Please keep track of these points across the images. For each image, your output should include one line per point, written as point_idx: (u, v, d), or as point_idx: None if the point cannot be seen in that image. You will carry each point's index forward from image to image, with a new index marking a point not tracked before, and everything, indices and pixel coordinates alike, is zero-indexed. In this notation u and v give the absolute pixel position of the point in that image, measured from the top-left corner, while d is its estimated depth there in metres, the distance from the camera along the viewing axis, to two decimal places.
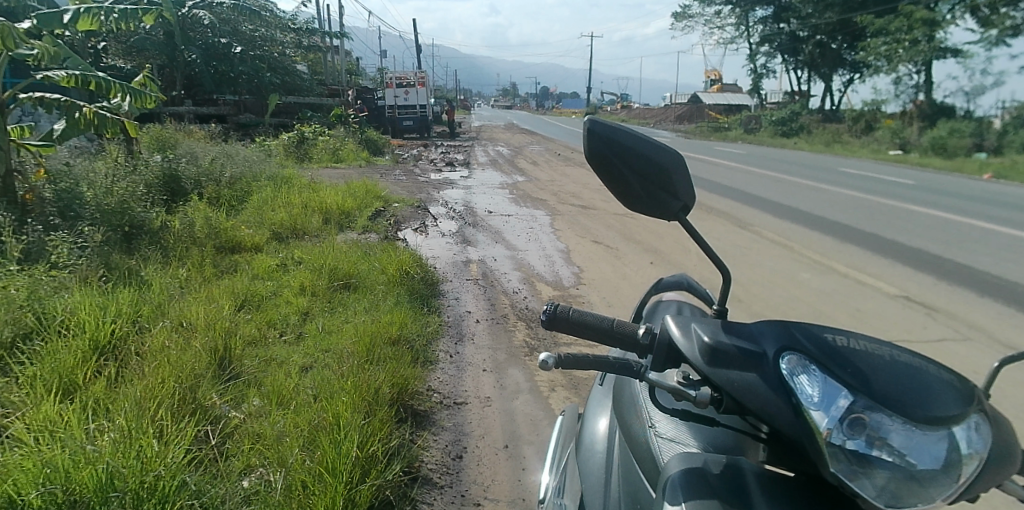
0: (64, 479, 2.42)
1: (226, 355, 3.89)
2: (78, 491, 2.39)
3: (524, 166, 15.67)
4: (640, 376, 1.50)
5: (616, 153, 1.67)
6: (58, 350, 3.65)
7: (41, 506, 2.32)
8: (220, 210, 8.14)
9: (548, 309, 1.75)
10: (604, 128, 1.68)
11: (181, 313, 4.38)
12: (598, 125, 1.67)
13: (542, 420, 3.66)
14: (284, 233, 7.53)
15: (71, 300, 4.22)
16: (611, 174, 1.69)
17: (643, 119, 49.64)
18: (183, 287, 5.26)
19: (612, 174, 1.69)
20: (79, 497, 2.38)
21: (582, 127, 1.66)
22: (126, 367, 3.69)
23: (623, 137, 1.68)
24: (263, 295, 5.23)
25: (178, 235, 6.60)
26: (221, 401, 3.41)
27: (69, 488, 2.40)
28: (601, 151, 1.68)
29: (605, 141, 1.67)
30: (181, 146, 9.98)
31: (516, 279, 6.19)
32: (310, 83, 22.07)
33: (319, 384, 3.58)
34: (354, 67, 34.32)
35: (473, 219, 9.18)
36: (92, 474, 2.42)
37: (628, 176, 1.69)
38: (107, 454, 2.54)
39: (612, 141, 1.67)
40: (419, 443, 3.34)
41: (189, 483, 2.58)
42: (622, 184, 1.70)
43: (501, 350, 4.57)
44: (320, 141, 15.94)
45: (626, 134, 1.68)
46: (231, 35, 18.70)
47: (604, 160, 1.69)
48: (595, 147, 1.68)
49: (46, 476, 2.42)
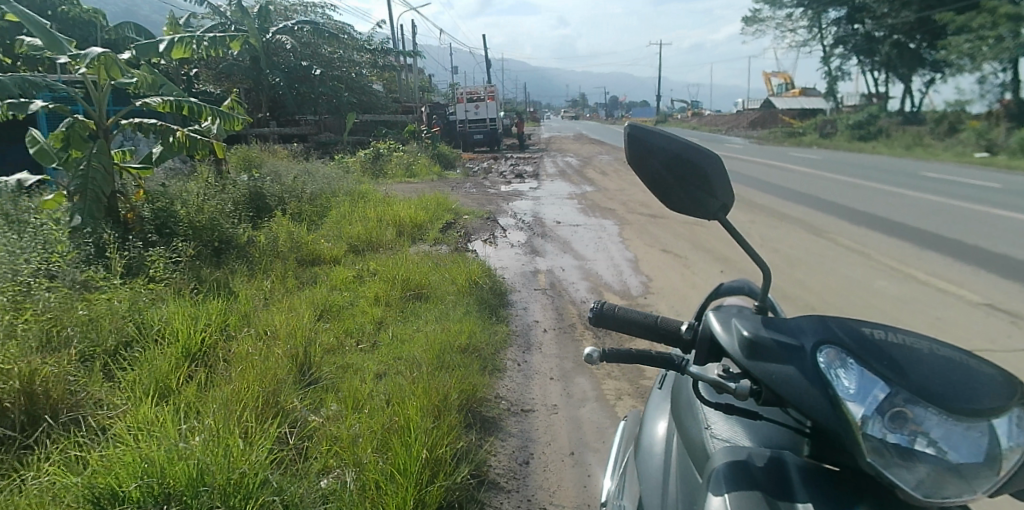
0: (160, 472, 2.60)
1: (306, 361, 4.11)
2: (172, 484, 2.58)
3: (593, 176, 15.72)
4: (682, 369, 1.61)
5: (654, 155, 1.75)
6: (155, 356, 3.94)
7: (139, 498, 2.51)
8: (302, 224, 8.52)
9: (594, 306, 1.87)
10: (642, 132, 1.77)
11: (265, 322, 4.64)
12: (639, 130, 1.76)
13: (608, 427, 3.71)
14: (360, 245, 7.82)
15: (167, 311, 4.55)
16: (650, 175, 1.76)
17: (716, 126, 48.87)
18: (267, 297, 5.56)
19: (652, 176, 1.76)
20: (173, 489, 2.57)
21: (623, 131, 1.75)
22: (216, 372, 3.95)
23: (662, 140, 1.75)
24: (340, 305, 5.47)
25: (262, 248, 6.96)
26: (301, 405, 3.61)
27: (164, 481, 2.59)
28: (640, 154, 1.75)
29: (642, 145, 1.76)
30: (266, 165, 10.52)
31: (584, 288, 6.26)
32: (384, 101, 22.77)
33: (392, 389, 3.73)
34: (426, 83, 35.19)
35: (542, 229, 9.30)
36: (184, 469, 2.61)
37: (666, 176, 1.75)
38: (199, 450, 2.72)
39: (649, 145, 1.76)
40: (487, 448, 3.44)
41: (270, 480, 2.76)
42: (660, 186, 1.76)
43: (568, 359, 4.65)
44: (394, 157, 16.43)
45: (663, 136, 1.75)
46: (311, 57, 19.53)
47: (642, 162, 1.77)
48: (633, 150, 1.76)
49: (145, 469, 2.61)
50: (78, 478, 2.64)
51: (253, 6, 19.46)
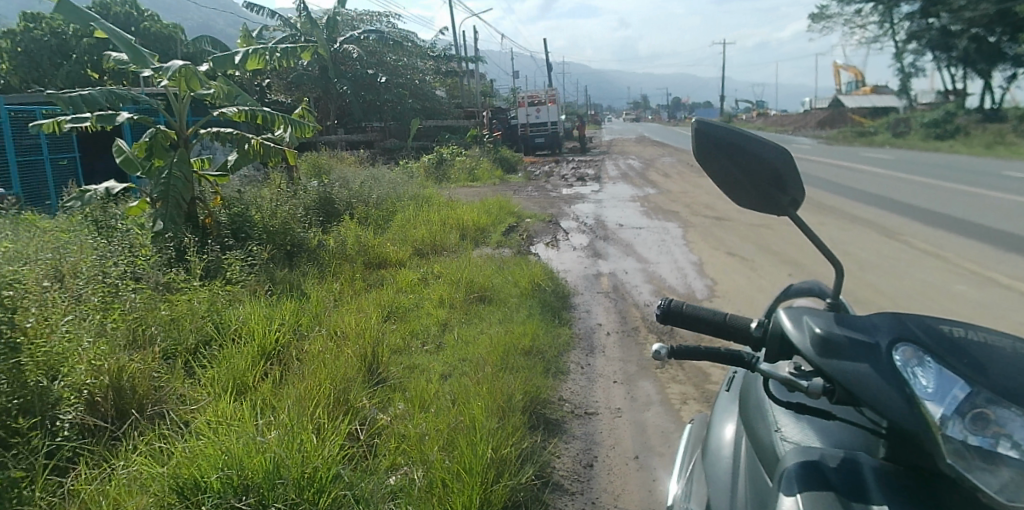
0: (239, 465, 2.71)
1: (374, 361, 4.22)
2: (250, 475, 2.68)
3: (656, 178, 15.58)
4: (752, 367, 1.60)
5: (722, 149, 1.74)
6: (233, 355, 4.11)
7: (220, 488, 2.63)
8: (368, 228, 8.72)
9: (663, 302, 1.85)
10: (711, 128, 1.75)
11: (335, 323, 4.78)
12: (708, 125, 1.75)
13: (673, 432, 3.68)
14: (425, 248, 7.96)
15: (243, 312, 4.74)
16: (718, 172, 1.76)
17: (783, 126, 47.73)
18: (336, 299, 5.72)
19: (720, 173, 1.76)
20: (251, 481, 2.67)
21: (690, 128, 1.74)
22: (290, 370, 4.10)
23: (732, 135, 1.74)
24: (406, 307, 5.58)
25: (331, 252, 7.16)
26: (370, 403, 3.71)
27: (243, 472, 2.70)
28: (709, 150, 1.75)
29: (711, 141, 1.75)
30: (334, 171, 10.82)
31: (648, 291, 6.22)
32: (447, 107, 23.08)
33: (457, 389, 3.79)
34: (488, 88, 35.52)
35: (604, 232, 9.27)
36: (262, 461, 2.71)
37: (735, 173, 1.75)
38: (274, 443, 2.82)
39: (717, 140, 1.75)
40: (551, 450, 3.46)
41: (342, 475, 2.84)
42: (729, 182, 1.76)
43: (632, 362, 4.63)
44: (457, 162, 16.64)
45: (732, 132, 1.74)
46: (376, 66, 19.99)
47: (711, 158, 1.76)
48: (702, 145, 1.75)
49: (225, 461, 2.72)
50: (164, 467, 2.78)
51: (322, 17, 20.03)
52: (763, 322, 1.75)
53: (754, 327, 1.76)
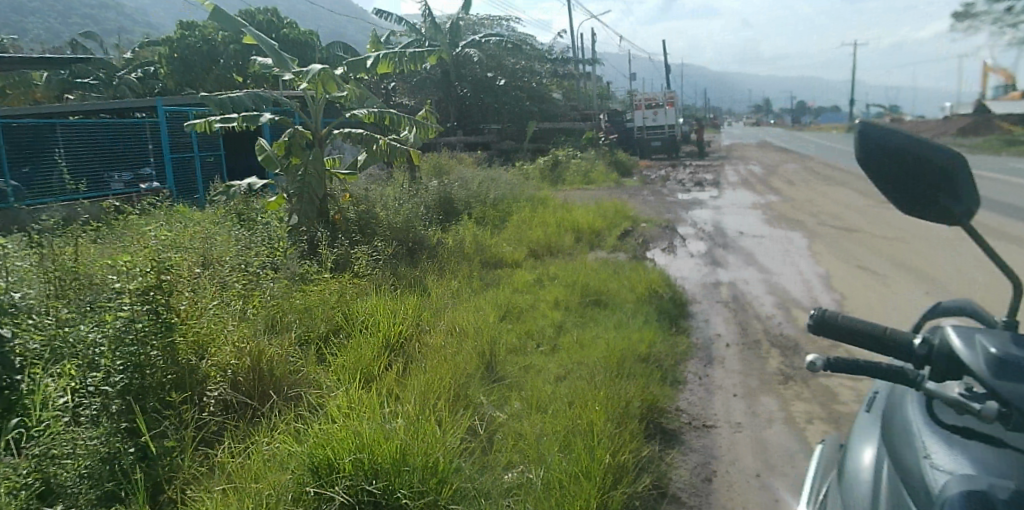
0: (370, 448, 2.82)
1: (491, 360, 4.30)
2: (379, 460, 2.79)
3: (779, 186, 15.00)
4: (916, 384, 1.56)
5: (892, 156, 1.67)
6: (359, 345, 4.31)
7: (352, 470, 2.75)
8: (485, 228, 8.89)
9: (816, 312, 1.77)
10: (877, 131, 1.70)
11: (454, 320, 4.92)
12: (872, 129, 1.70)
13: (797, 452, 3.54)
14: (540, 249, 8.03)
15: (368, 305, 4.96)
16: (886, 179, 1.70)
17: (920, 133, 44.75)
18: (454, 295, 5.88)
19: (887, 177, 1.70)
20: (380, 465, 2.78)
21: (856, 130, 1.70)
22: (412, 362, 4.27)
23: (901, 141, 1.67)
24: (522, 307, 5.66)
25: (450, 250, 7.36)
26: (487, 401, 3.78)
27: (373, 456, 2.80)
28: (874, 154, 1.69)
29: (879, 144, 1.69)
30: (453, 171, 11.10)
31: (770, 304, 6.01)
32: (564, 109, 23.16)
33: (572, 392, 3.81)
34: (605, 90, 35.33)
35: (723, 240, 9.03)
36: (391, 447, 2.82)
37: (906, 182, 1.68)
38: (401, 430, 2.94)
39: (887, 145, 1.68)
40: (667, 461, 3.42)
41: (462, 469, 2.92)
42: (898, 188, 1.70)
43: (753, 376, 4.49)
44: (572, 165, 16.67)
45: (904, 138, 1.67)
46: (496, 68, 20.33)
47: (877, 163, 1.70)
48: (868, 151, 1.70)
49: (357, 444, 2.83)
50: (301, 445, 2.95)
51: (446, 22, 20.59)
52: (928, 337, 1.63)
53: (917, 342, 1.63)
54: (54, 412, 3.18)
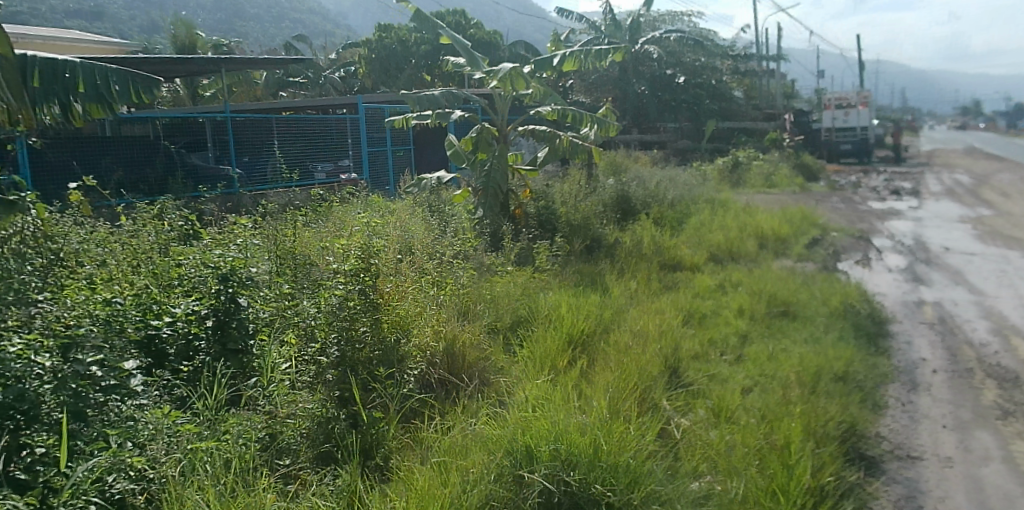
0: (568, 440, 2.91)
1: (675, 367, 4.28)
2: (577, 452, 2.87)
3: (992, 197, 13.54)
4: None
5: None
6: (545, 339, 4.44)
7: (549, 459, 2.85)
8: (664, 229, 8.79)
9: None
10: None
11: (636, 321, 4.93)
12: None
13: (1019, 498, 3.22)
14: (721, 254, 7.82)
15: (552, 302, 5.09)
16: None
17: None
18: (634, 296, 5.89)
19: None
20: (578, 457, 2.86)
21: None
22: (596, 361, 4.34)
23: None
24: (704, 312, 5.55)
25: (629, 251, 7.36)
26: (672, 406, 3.77)
27: (570, 447, 2.89)
28: None
29: None
30: (632, 170, 11.06)
31: (984, 329, 5.47)
32: (746, 108, 22.28)
33: (762, 406, 3.71)
34: (791, 88, 33.56)
35: (926, 255, 8.31)
36: (589, 442, 2.90)
37: None
38: (594, 426, 3.02)
39: None
40: (868, 489, 3.23)
41: (655, 472, 2.95)
42: None
43: (965, 409, 4.12)
44: (754, 167, 16.02)
45: None
46: (676, 66, 19.97)
47: None
48: None
49: (556, 434, 2.94)
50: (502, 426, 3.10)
51: (627, 19, 20.49)
52: None
53: None
54: (279, 376, 3.71)
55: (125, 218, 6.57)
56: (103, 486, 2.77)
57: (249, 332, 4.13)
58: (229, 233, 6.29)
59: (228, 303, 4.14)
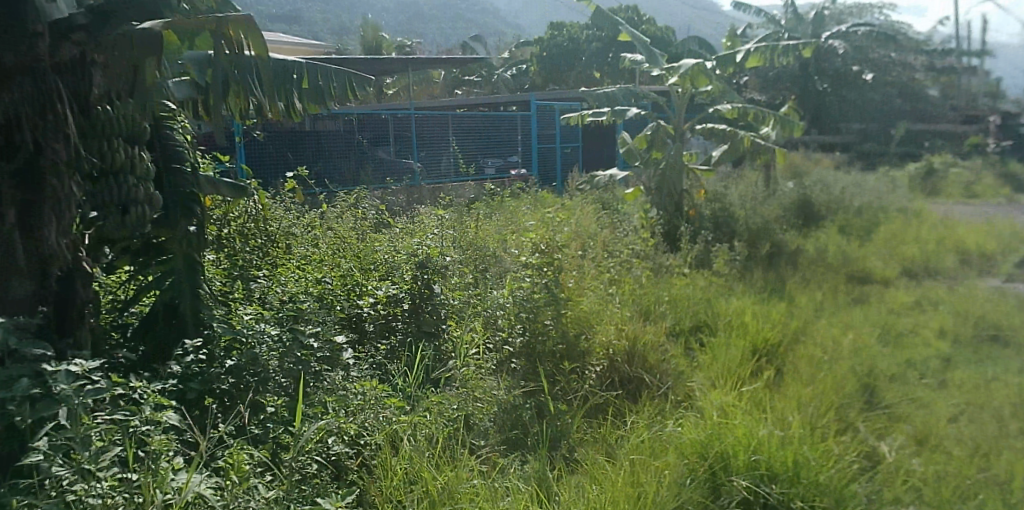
0: (771, 455, 3.01)
1: (872, 388, 4.06)
2: (778, 467, 2.97)
3: None
4: None
5: None
6: (729, 347, 4.40)
7: (749, 468, 3.01)
8: (851, 239, 8.28)
9: None
10: None
11: (825, 337, 4.72)
12: None
13: None
14: (917, 267, 7.24)
15: (735, 310, 4.99)
16: None
17: None
18: (820, 309, 5.62)
19: None
20: (779, 472, 2.96)
21: None
22: (785, 373, 4.24)
23: None
24: (901, 330, 5.19)
25: (812, 262, 7.02)
26: (869, 428, 3.60)
27: (771, 463, 2.99)
28: None
29: None
30: (815, 174, 10.51)
31: None
32: None
33: (974, 436, 3.44)
34: None
35: None
36: (791, 457, 2.97)
37: None
38: (798, 439, 3.08)
39: None
40: None
41: (857, 492, 2.92)
42: None
43: None
44: None
45: None
46: None
47: None
48: None
49: (756, 445, 3.06)
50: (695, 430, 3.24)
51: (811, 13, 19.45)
52: None
53: None
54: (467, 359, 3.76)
55: (327, 207, 7.22)
56: (324, 447, 3.02)
57: (442, 317, 4.48)
58: (417, 226, 6.73)
59: (425, 290, 4.55)
